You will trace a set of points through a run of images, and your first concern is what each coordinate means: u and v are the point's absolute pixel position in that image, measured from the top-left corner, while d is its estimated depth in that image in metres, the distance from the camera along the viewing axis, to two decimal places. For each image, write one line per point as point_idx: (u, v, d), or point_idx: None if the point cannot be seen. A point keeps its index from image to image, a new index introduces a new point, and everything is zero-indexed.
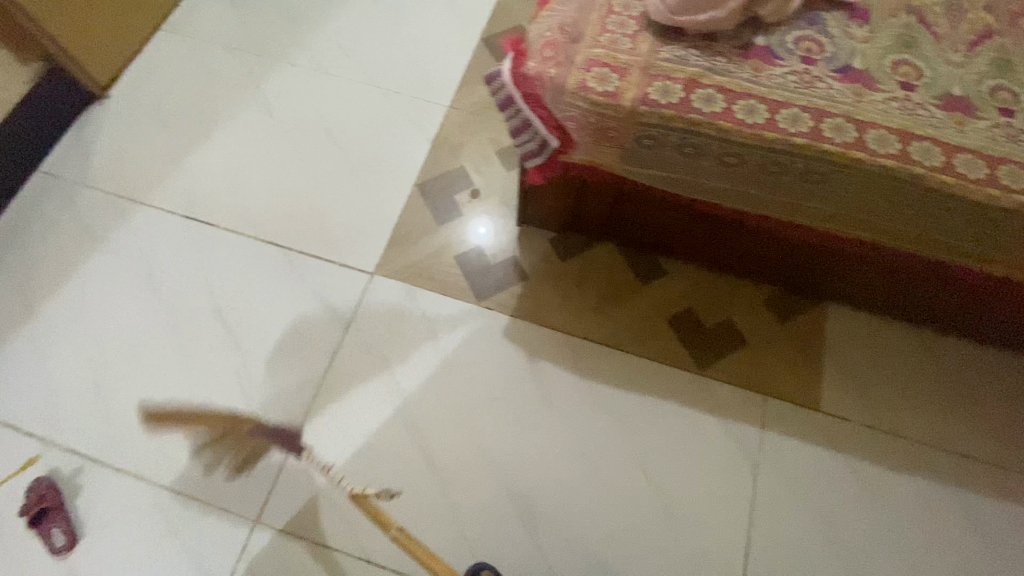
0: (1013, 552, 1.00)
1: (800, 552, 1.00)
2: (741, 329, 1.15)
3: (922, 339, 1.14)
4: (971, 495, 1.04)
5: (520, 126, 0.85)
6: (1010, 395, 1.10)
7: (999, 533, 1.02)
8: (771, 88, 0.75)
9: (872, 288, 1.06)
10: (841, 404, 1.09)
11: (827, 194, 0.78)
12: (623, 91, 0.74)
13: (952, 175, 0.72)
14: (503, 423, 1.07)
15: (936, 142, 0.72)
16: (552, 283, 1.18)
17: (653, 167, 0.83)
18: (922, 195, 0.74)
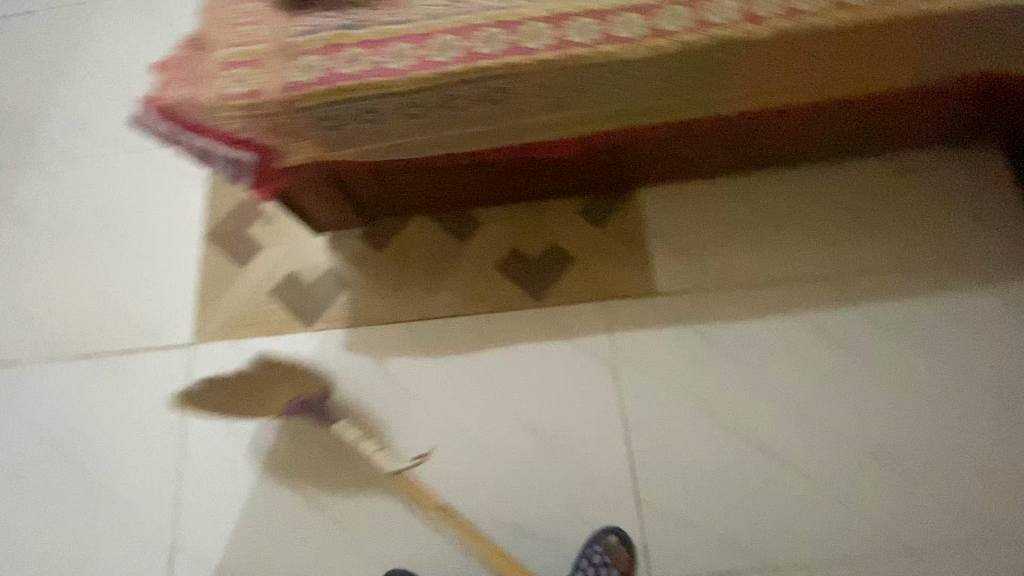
0: (859, 345, 1.07)
1: (680, 425, 1.03)
2: (569, 249, 1.15)
3: (732, 187, 1.16)
4: (816, 311, 1.09)
5: (204, 155, 0.75)
6: (819, 205, 1.14)
7: (849, 338, 1.08)
8: (410, 20, 0.69)
9: (658, 158, 1.05)
10: (675, 279, 1.11)
11: (529, 105, 0.74)
12: (261, 86, 0.69)
13: (614, 43, 0.68)
14: (370, 439, 1.04)
15: (591, 13, 0.68)
16: (370, 279, 1.13)
17: (349, 142, 0.77)
18: (604, 73, 0.70)
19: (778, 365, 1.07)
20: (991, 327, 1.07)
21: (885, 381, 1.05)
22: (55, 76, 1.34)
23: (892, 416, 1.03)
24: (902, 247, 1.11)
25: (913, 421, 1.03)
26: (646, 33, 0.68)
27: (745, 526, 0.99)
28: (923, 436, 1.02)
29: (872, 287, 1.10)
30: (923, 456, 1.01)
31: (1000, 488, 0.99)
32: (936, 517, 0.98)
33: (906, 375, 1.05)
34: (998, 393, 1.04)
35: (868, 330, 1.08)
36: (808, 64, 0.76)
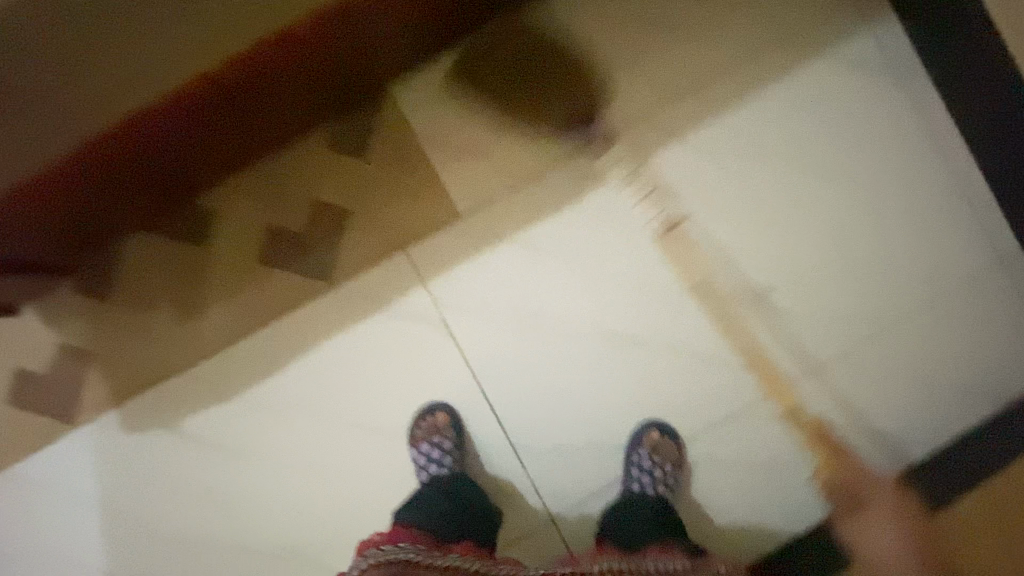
0: (697, 184, 0.90)
1: (537, 353, 0.89)
2: (337, 203, 0.89)
3: (496, 44, 0.91)
4: (643, 162, 0.90)
5: None
6: (604, 28, 0.91)
7: (689, 177, 0.89)
8: None
9: (373, 46, 0.78)
10: (472, 187, 0.89)
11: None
12: None
13: None
14: (208, 510, 0.89)
15: None
16: (119, 336, 0.90)
17: None
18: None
19: (619, 243, 0.89)
20: (833, 100, 0.89)
21: (740, 212, 0.89)
22: None
23: (756, 248, 0.89)
24: (712, 46, 0.90)
25: (780, 245, 0.89)
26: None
27: (632, 428, 0.89)
28: (790, 256, 0.89)
29: (697, 105, 0.90)
30: (798, 278, 0.89)
31: (880, 279, 0.89)
32: (824, 336, 0.89)
33: (758, 195, 0.89)
34: (858, 177, 0.90)
35: (707, 162, 0.89)
36: None
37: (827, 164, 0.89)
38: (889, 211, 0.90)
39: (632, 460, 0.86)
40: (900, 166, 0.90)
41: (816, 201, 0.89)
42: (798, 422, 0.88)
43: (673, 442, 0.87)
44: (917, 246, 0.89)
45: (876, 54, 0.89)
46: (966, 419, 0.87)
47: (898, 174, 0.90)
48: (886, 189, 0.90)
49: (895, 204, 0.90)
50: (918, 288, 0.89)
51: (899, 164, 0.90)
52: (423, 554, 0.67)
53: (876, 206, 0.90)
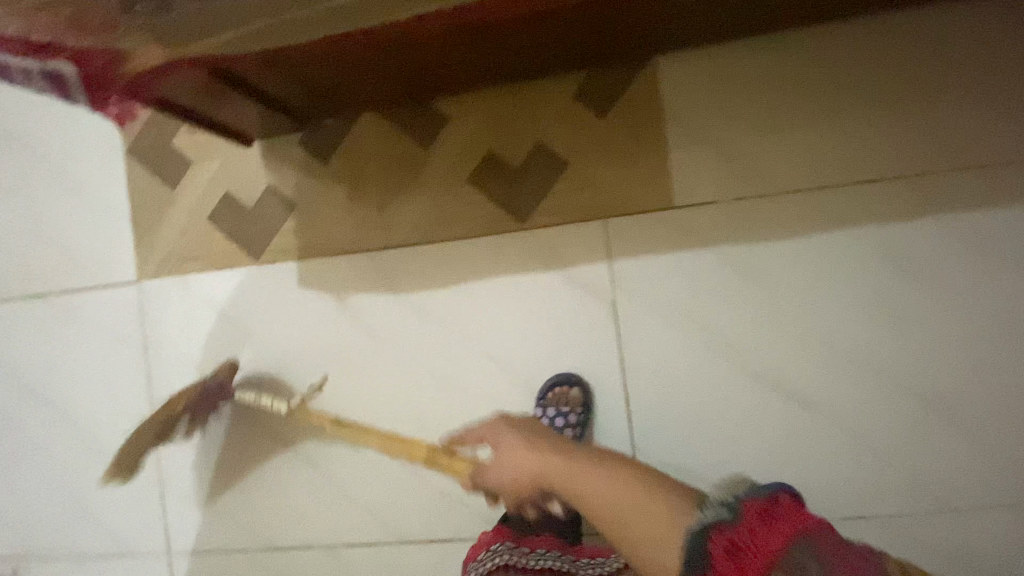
0: (927, 268, 0.83)
1: (694, 367, 0.86)
2: (562, 152, 0.87)
3: (780, 57, 0.85)
4: (885, 224, 0.84)
5: (56, 83, 0.62)
6: (900, 78, 0.84)
7: (922, 256, 0.83)
8: None
9: (674, 15, 0.74)
10: (697, 184, 0.86)
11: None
12: None
13: None
14: (332, 379, 0.94)
15: None
16: (316, 200, 0.92)
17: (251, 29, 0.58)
18: None
19: (818, 296, 0.85)
20: None
21: (964, 313, 0.83)
22: None
23: (964, 355, 0.82)
24: (1004, 134, 0.82)
25: (998, 362, 0.82)
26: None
27: (763, 482, 0.84)
28: (996, 380, 0.82)
29: (964, 190, 0.83)
30: (999, 403, 0.82)
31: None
32: (1000, 476, 0.82)
33: (991, 308, 0.82)
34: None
35: (952, 247, 0.83)
36: None
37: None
38: None
39: None
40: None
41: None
42: (935, 546, 0.82)
43: None
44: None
45: None
46: None
47: None
48: None
49: None
50: None
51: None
52: (519, 552, 0.72)
53: None
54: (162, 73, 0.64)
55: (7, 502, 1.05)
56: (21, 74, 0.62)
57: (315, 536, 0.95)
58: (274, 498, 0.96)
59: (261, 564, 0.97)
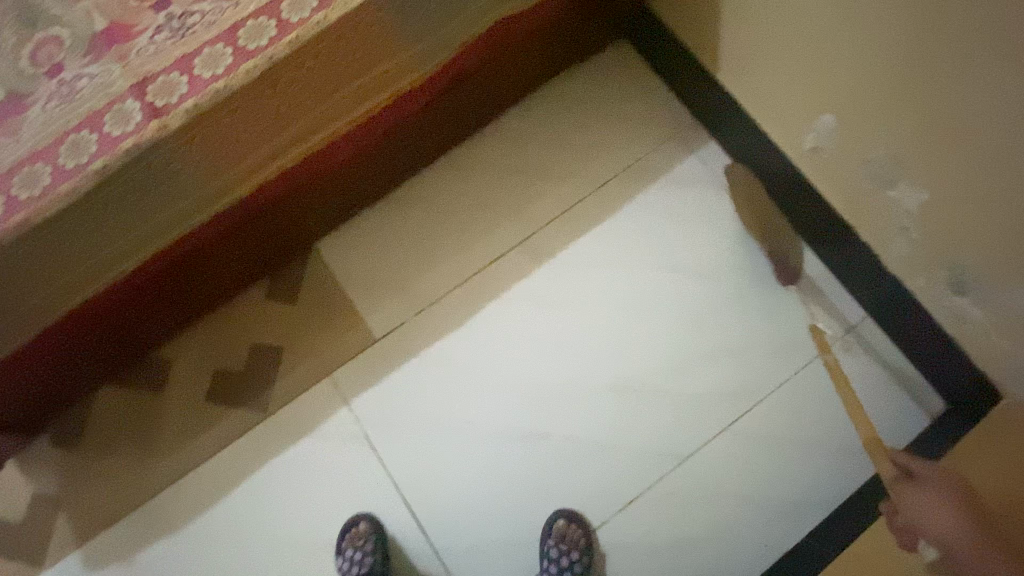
0: (574, 291, 1.06)
1: (452, 455, 0.99)
2: (271, 342, 1.05)
3: (402, 202, 1.11)
4: (528, 278, 1.07)
5: None
6: (488, 179, 1.11)
7: (566, 287, 1.06)
8: None
9: (287, 222, 0.97)
10: (387, 314, 1.06)
11: (19, 286, 0.66)
12: None
13: (48, 198, 0.61)
14: None
15: (16, 171, 0.61)
16: (80, 484, 1.00)
17: None
18: (82, 224, 0.64)
19: (514, 351, 1.04)
20: (677, 211, 1.08)
21: (613, 311, 1.05)
22: None
23: (633, 340, 1.03)
24: (571, 182, 1.11)
25: (658, 333, 1.03)
26: (96, 151, 0.62)
27: (545, 517, 0.96)
28: (663, 347, 1.03)
29: (566, 230, 1.09)
30: (676, 361, 1.02)
31: (745, 354, 1.02)
32: (705, 414, 1.00)
33: (631, 297, 1.05)
34: (712, 270, 1.06)
35: (578, 272, 1.07)
36: (285, 104, 0.69)
37: (682, 263, 1.06)
38: (741, 300, 1.04)
39: (543, 551, 0.93)
40: (747, 257, 1.06)
41: (676, 293, 1.05)
42: (693, 494, 0.97)
43: (580, 528, 0.94)
44: (777, 323, 1.03)
45: (699, 168, 1.10)
46: (850, 478, 0.96)
47: (743, 266, 1.05)
48: (735, 281, 1.05)
49: (747, 295, 1.04)
50: (780, 360, 1.01)
51: (744, 255, 1.05)
52: None
53: (731, 297, 1.04)
54: None
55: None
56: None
57: None
58: None
59: None
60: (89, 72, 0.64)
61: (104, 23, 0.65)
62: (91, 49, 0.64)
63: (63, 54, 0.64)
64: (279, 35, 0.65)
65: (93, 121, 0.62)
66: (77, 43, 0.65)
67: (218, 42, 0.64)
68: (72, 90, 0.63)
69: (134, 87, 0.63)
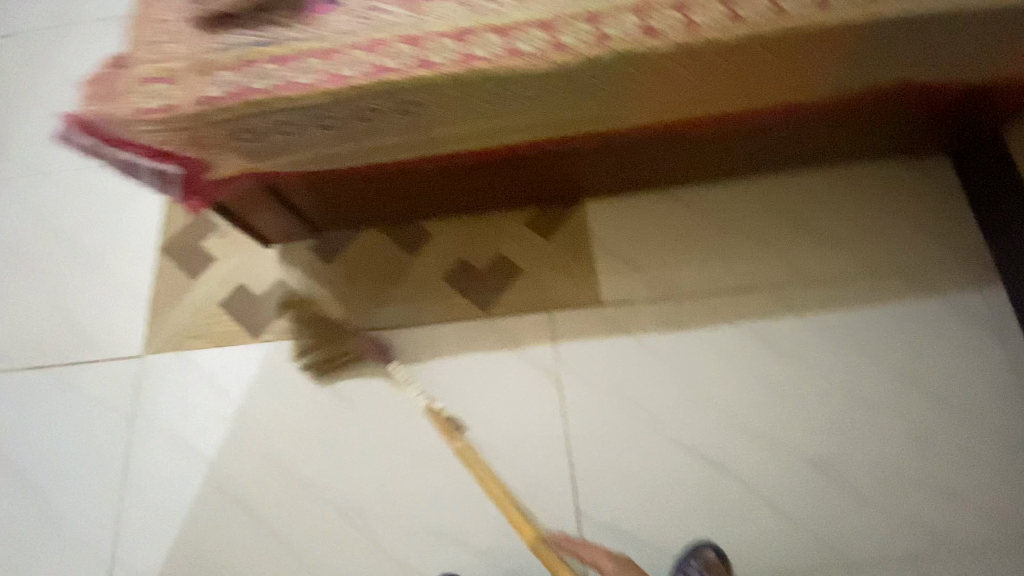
0: (801, 353, 1.07)
1: (627, 434, 1.02)
2: (514, 260, 1.15)
3: (676, 202, 1.16)
4: (762, 320, 1.09)
5: (128, 168, 0.78)
6: (764, 219, 1.14)
7: (794, 346, 1.07)
8: (337, 37, 0.70)
9: (592, 171, 1.06)
10: (621, 286, 1.12)
11: (440, 116, 0.75)
12: (142, 109, 0.70)
13: (519, 56, 0.69)
14: (312, 449, 1.05)
15: (513, 28, 0.69)
16: (317, 292, 1.15)
17: (228, 151, 0.76)
18: (518, 92, 0.72)
19: (722, 376, 1.05)
20: (935, 333, 1.06)
21: (827, 390, 1.04)
22: (13, 100, 1.35)
23: (839, 425, 1.02)
24: (842, 257, 1.11)
25: (866, 431, 1.02)
26: (579, 40, 0.69)
27: (686, 538, 0.96)
28: (866, 447, 1.01)
29: (819, 297, 1.10)
30: (873, 465, 1.00)
31: (947, 498, 0.98)
32: (880, 529, 0.97)
33: (854, 387, 1.04)
34: (946, 403, 1.03)
35: (809, 338, 1.08)
36: (717, 68, 0.75)
37: (919, 381, 1.04)
38: (965, 446, 1.00)
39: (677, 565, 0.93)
40: (986, 410, 1.02)
41: (899, 405, 1.03)
42: None
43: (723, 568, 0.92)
44: (993, 485, 0.98)
45: (977, 306, 1.07)
46: None
47: (981, 415, 1.02)
48: (966, 425, 1.01)
49: (972, 444, 1.00)
50: (980, 521, 0.97)
51: (984, 404, 1.02)
52: None
53: (954, 437, 1.01)
54: (220, 183, 0.85)
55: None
56: (133, 174, 0.79)
57: None
58: (231, 565, 0.99)
59: None
60: None
61: None
62: None
63: None
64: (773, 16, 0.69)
65: (589, 15, 0.69)
66: None
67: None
68: None
69: (638, 6, 0.69)
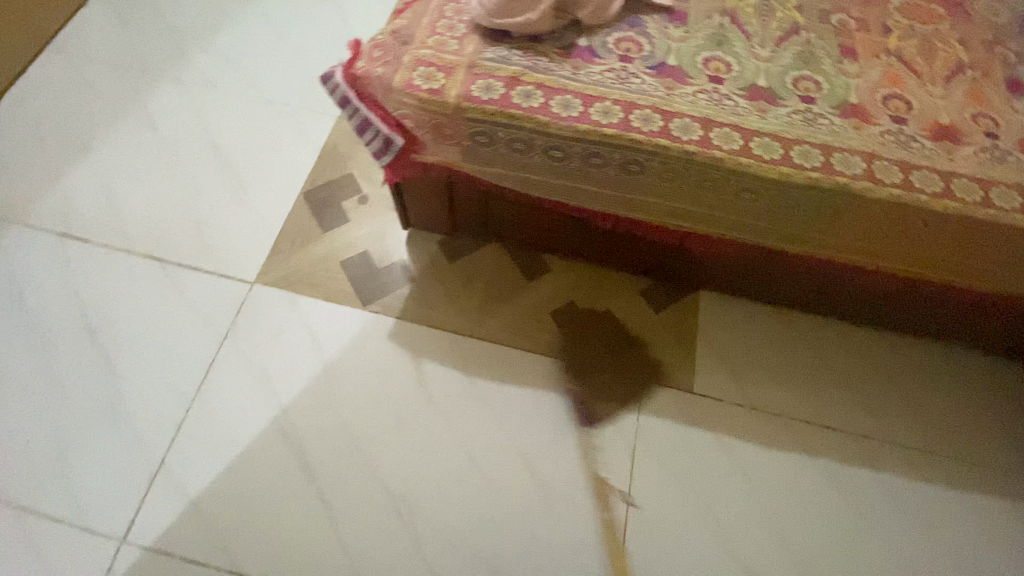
0: (872, 510, 1.07)
1: (684, 526, 1.03)
2: (619, 321, 1.18)
3: (789, 323, 1.20)
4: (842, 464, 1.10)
5: (361, 124, 0.84)
6: (866, 369, 1.17)
7: (866, 501, 1.07)
8: (597, 87, 0.79)
9: (729, 274, 1.10)
10: (715, 382, 1.14)
11: (652, 181, 0.81)
12: (412, 82, 0.78)
13: (752, 157, 0.76)
14: (381, 430, 1.06)
15: (755, 133, 0.77)
16: (433, 284, 1.19)
17: (455, 144, 0.84)
18: (733, 186, 0.78)
19: (788, 504, 1.06)
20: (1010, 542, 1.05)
21: (889, 558, 1.03)
22: (223, 22, 1.47)
23: None
24: (932, 432, 1.13)
25: None
26: (812, 162, 0.76)
27: None
28: None
29: (902, 463, 1.10)
30: None
31: None
32: None
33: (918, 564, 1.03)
34: None
35: (883, 499, 1.07)
36: (911, 232, 0.81)
37: None
38: None
39: None
40: None
41: None
42: None
43: None
44: None
45: None
46: None
47: None
48: None
49: None
50: None
51: None
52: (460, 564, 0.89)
53: None
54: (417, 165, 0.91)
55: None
56: (363, 131, 0.85)
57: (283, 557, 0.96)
58: (269, 518, 0.98)
59: None
60: (833, 117, 0.80)
61: (859, 101, 0.83)
62: (840, 105, 0.82)
63: (820, 93, 0.83)
64: (981, 202, 0.77)
65: (821, 146, 0.77)
66: (835, 96, 0.83)
67: (934, 172, 0.78)
68: (819, 116, 0.80)
69: (866, 153, 0.77)
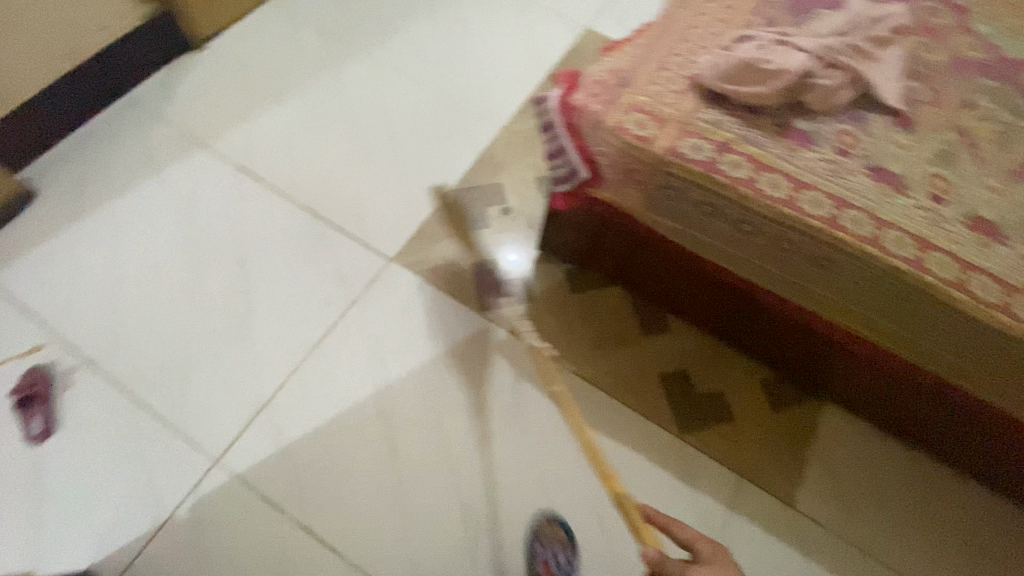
0: None
1: None
2: (730, 403, 1.11)
3: (916, 466, 1.09)
4: None
5: (554, 151, 0.89)
6: (999, 547, 1.03)
7: None
8: (808, 174, 0.76)
9: (868, 393, 1.02)
10: (819, 503, 1.05)
11: (836, 279, 0.79)
12: (623, 124, 0.78)
13: (965, 292, 0.72)
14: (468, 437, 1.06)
15: (975, 267, 0.72)
16: (550, 311, 1.19)
17: (639, 189, 0.83)
18: (923, 308, 0.75)
19: None
20: None
21: None
22: (423, 14, 1.56)
23: None
24: None
25: None
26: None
27: None
28: None
29: None
30: None
31: None
32: None
33: None
34: None
35: None
36: None
37: None
38: None
39: None
40: None
41: None
42: None
43: None
44: None
45: None
46: None
47: None
48: None
49: None
50: None
51: None
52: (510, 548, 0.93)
53: None
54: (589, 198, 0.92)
55: (121, 327, 1.10)
56: (553, 157, 0.90)
57: (349, 529, 0.99)
58: (346, 487, 1.01)
59: (279, 536, 0.97)
60: None
61: None
62: None
63: None
64: None
65: None
66: None
67: None
68: None
69: None
